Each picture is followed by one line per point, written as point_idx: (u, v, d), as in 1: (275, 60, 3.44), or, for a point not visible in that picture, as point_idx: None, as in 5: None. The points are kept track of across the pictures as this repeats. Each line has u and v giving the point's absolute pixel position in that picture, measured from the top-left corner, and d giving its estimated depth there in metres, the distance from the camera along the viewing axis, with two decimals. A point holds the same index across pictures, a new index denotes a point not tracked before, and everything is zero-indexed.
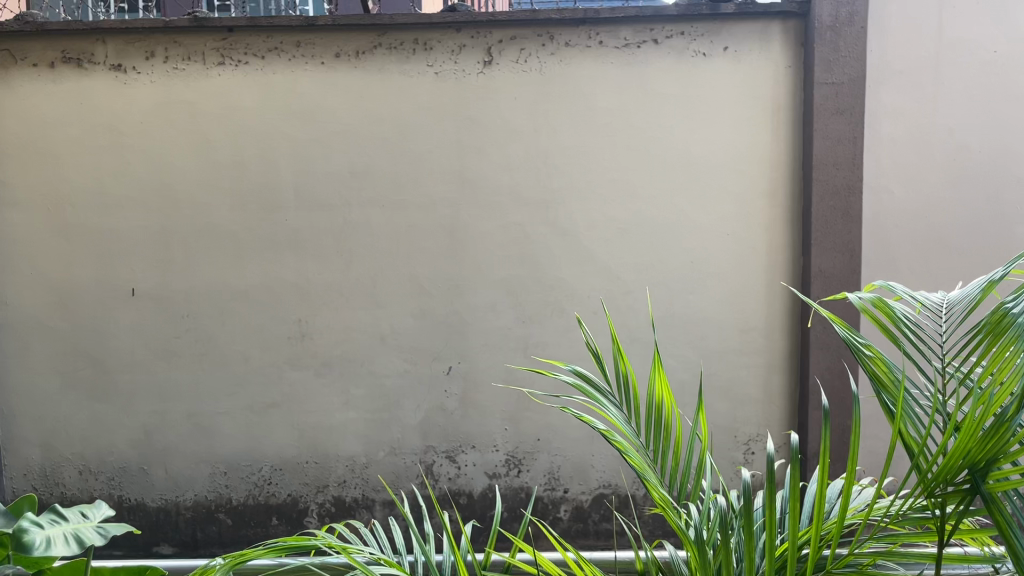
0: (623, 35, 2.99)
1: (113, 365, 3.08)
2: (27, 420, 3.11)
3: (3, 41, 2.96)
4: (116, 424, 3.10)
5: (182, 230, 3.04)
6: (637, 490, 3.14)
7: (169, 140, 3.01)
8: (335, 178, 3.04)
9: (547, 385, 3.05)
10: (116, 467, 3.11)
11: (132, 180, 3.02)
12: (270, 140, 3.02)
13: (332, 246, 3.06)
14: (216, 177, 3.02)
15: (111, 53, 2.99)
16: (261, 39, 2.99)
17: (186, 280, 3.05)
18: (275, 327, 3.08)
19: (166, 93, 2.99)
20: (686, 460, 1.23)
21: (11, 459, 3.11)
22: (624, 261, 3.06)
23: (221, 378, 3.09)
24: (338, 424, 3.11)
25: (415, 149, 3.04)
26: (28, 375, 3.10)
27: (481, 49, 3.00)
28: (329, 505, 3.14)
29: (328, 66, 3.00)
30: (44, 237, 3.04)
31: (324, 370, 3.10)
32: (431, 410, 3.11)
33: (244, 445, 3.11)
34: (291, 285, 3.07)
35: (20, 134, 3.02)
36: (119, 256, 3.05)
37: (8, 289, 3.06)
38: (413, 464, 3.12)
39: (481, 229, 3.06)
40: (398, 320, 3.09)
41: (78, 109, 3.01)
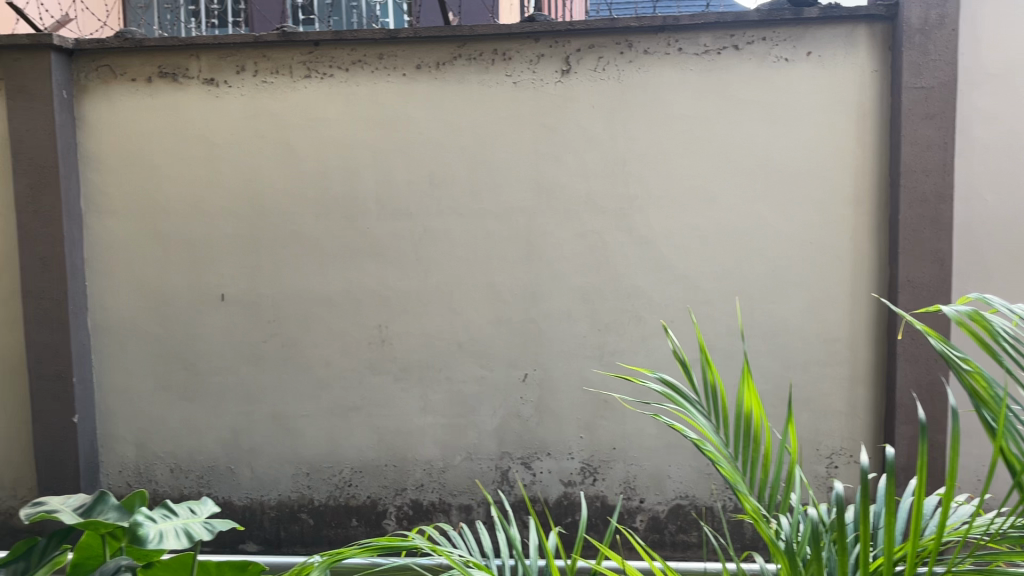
0: (703, 41, 2.97)
1: (204, 367, 3.20)
2: (122, 420, 3.24)
3: (105, 57, 3.12)
4: (205, 424, 3.21)
5: (269, 238, 3.14)
6: (716, 502, 3.09)
7: (258, 152, 3.12)
8: (415, 187, 3.10)
9: (637, 391, 3.03)
10: (205, 466, 3.22)
11: (222, 189, 3.14)
12: (353, 151, 3.10)
13: (411, 253, 3.12)
14: (301, 186, 3.12)
15: (204, 68, 3.11)
16: (346, 53, 3.08)
17: (272, 286, 3.16)
18: (357, 332, 3.16)
19: (255, 105, 3.11)
20: (776, 472, 1.21)
21: (108, 456, 3.25)
22: (703, 269, 3.03)
23: (305, 381, 3.18)
24: (416, 428, 3.17)
25: (493, 158, 3.07)
26: (122, 376, 3.22)
27: (559, 58, 3.02)
28: (407, 508, 3.19)
29: (409, 78, 3.07)
30: (140, 244, 3.17)
31: (403, 375, 3.16)
32: (507, 417, 3.14)
33: (327, 447, 3.19)
34: (372, 291, 3.14)
35: (118, 145, 3.15)
36: (210, 263, 3.16)
37: (105, 293, 3.20)
38: (489, 469, 3.16)
39: (557, 237, 3.08)
40: (476, 327, 3.13)
41: (172, 121, 3.13)
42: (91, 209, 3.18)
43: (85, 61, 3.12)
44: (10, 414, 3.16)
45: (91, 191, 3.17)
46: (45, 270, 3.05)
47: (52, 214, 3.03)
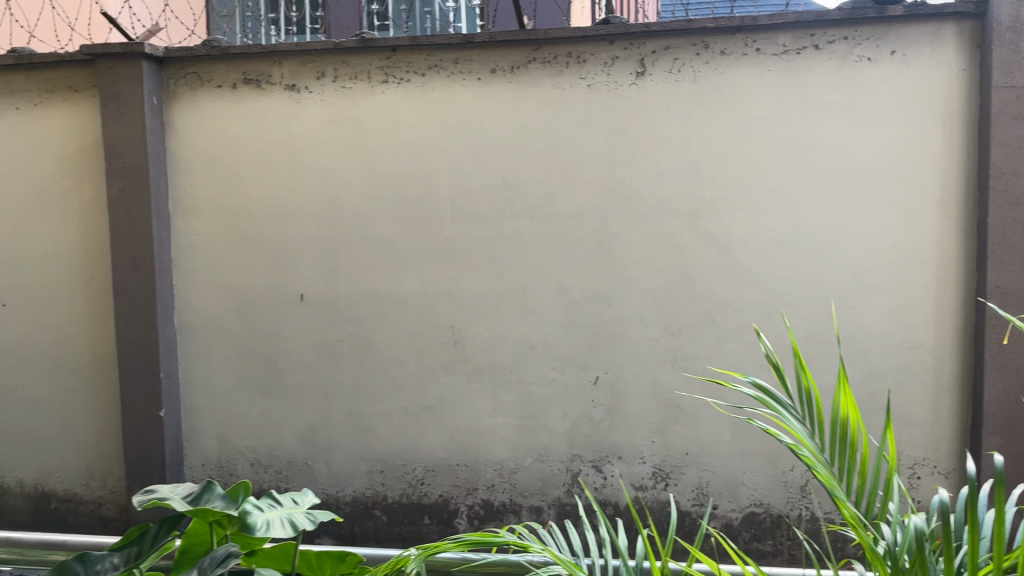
0: (782, 41, 2.92)
1: (283, 365, 3.28)
2: (205, 415, 3.35)
3: (192, 65, 3.22)
4: (283, 420, 3.30)
5: (347, 239, 3.21)
6: (793, 510, 3.03)
7: (336, 156, 3.19)
8: (488, 190, 3.13)
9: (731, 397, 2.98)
10: (284, 461, 3.31)
11: (302, 192, 3.22)
12: (428, 154, 3.15)
13: (484, 255, 3.15)
14: (378, 189, 3.18)
15: (286, 74, 3.19)
16: (422, 57, 3.12)
17: (349, 287, 3.22)
18: (431, 333, 3.20)
19: (335, 110, 3.18)
20: (873, 480, 1.18)
21: (191, 450, 3.36)
22: (780, 273, 2.99)
23: (380, 380, 3.24)
24: (488, 428, 3.19)
25: (566, 161, 3.08)
26: (205, 372, 3.33)
27: (634, 60, 3.01)
28: (478, 508, 3.21)
29: (484, 82, 3.10)
30: (224, 245, 3.27)
31: (475, 375, 3.19)
32: (579, 419, 3.14)
33: (401, 446, 3.24)
34: (446, 293, 3.18)
35: (204, 149, 3.25)
36: (290, 263, 3.24)
37: (189, 293, 3.31)
38: (560, 472, 3.16)
39: (630, 239, 3.07)
40: (548, 329, 3.14)
41: (255, 125, 3.22)
42: (178, 211, 3.29)
43: (174, 68, 3.24)
44: (101, 407, 3.30)
45: (178, 194, 3.28)
46: (135, 269, 3.17)
47: (143, 216, 3.15)
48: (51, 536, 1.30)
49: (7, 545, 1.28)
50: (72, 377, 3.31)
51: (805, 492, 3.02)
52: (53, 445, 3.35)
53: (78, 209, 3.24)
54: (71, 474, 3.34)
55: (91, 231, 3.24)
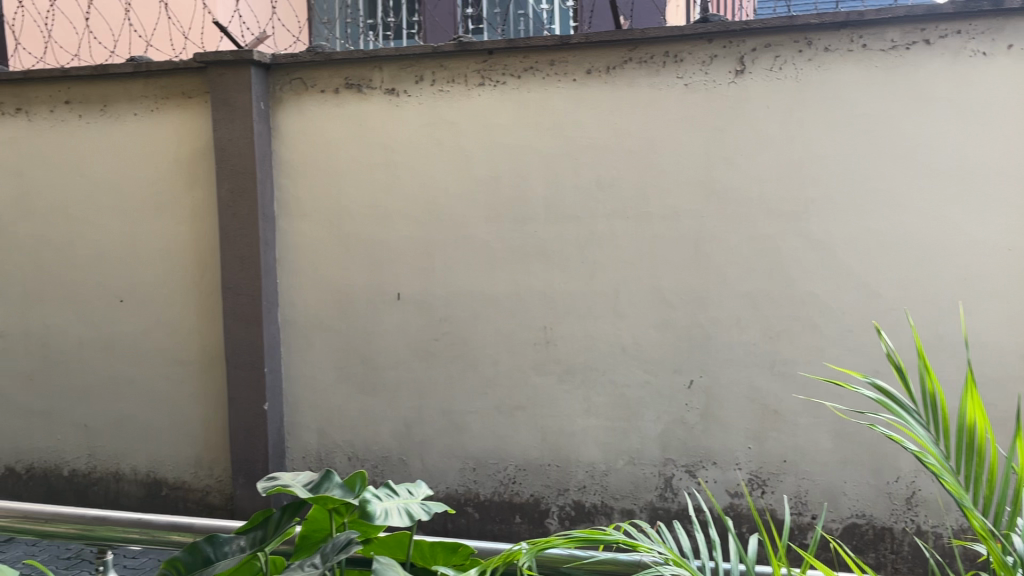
0: (890, 36, 2.82)
1: (380, 362, 3.36)
2: (305, 409, 3.46)
3: (297, 71, 3.34)
4: (380, 416, 3.38)
5: (442, 239, 3.26)
6: (897, 523, 2.93)
7: (433, 158, 3.25)
8: (583, 191, 3.13)
9: (851, 400, 2.92)
10: (379, 456, 3.39)
11: (400, 194, 3.29)
12: (523, 155, 3.17)
13: (577, 256, 3.15)
14: (473, 191, 3.22)
15: (386, 78, 3.27)
16: (518, 60, 3.14)
17: (444, 288, 3.28)
18: (523, 333, 3.22)
19: (433, 113, 3.23)
20: (1002, 491, 1.12)
21: (292, 442, 3.48)
22: (885, 277, 2.88)
23: (473, 379, 3.28)
24: (580, 430, 3.19)
25: (662, 161, 3.05)
26: (306, 368, 3.44)
27: (733, 58, 2.96)
28: (570, 509, 3.22)
29: (580, 83, 3.10)
30: (325, 245, 3.38)
31: (568, 376, 3.19)
32: (672, 423, 3.11)
33: (493, 444, 3.28)
34: (539, 293, 3.20)
35: (307, 152, 3.36)
36: (387, 263, 3.32)
37: (292, 291, 3.43)
38: (652, 475, 3.13)
39: (727, 241, 3.02)
40: (642, 331, 3.11)
41: (356, 129, 3.31)
42: (282, 212, 3.41)
43: (280, 74, 3.36)
44: (209, 399, 3.45)
45: (282, 195, 3.40)
46: (242, 268, 3.31)
47: (250, 217, 3.28)
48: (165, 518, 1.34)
49: (136, 525, 1.31)
50: (182, 369, 3.47)
51: (910, 504, 2.91)
52: (164, 435, 3.51)
53: (190, 210, 3.40)
54: (180, 462, 3.51)
55: (202, 231, 3.39)
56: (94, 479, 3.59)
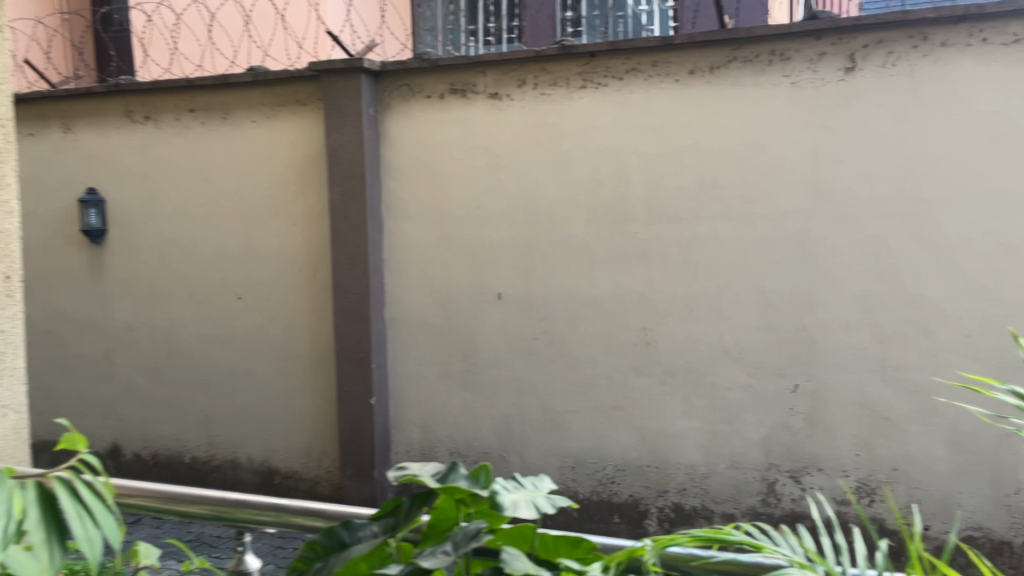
0: (1014, 29, 2.69)
1: (481, 360, 3.43)
2: (409, 405, 3.57)
3: (405, 77, 3.44)
4: (481, 413, 3.45)
5: (543, 240, 3.31)
6: (1016, 537, 2.80)
7: (535, 160, 3.29)
8: (684, 191, 3.11)
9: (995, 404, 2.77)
10: (480, 452, 3.46)
11: (502, 196, 3.35)
12: (624, 156, 3.18)
13: (679, 258, 3.14)
14: (574, 192, 3.25)
15: (489, 83, 3.32)
16: (621, 61, 3.15)
17: (545, 288, 3.32)
18: (623, 334, 3.23)
19: (534, 116, 3.27)
20: None
21: (397, 436, 3.60)
22: (1006, 280, 2.76)
23: (572, 378, 3.31)
24: (680, 431, 3.18)
25: (767, 162, 3.01)
26: (410, 365, 3.55)
27: (843, 55, 2.89)
28: (669, 511, 3.22)
29: (683, 83, 3.08)
30: (429, 246, 3.47)
31: (668, 378, 3.18)
32: (776, 427, 3.06)
33: (592, 444, 3.30)
34: (639, 294, 3.20)
35: (413, 156, 3.46)
36: (489, 263, 3.39)
37: (398, 290, 3.54)
38: (755, 480, 3.09)
39: (835, 243, 2.95)
40: (744, 333, 3.08)
41: (460, 133, 3.39)
42: (389, 214, 3.53)
43: (389, 81, 3.47)
44: (319, 393, 3.60)
45: (389, 198, 3.52)
46: (352, 268, 3.45)
47: (359, 219, 3.41)
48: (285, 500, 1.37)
49: (270, 508, 1.35)
50: (294, 364, 3.64)
51: None
52: (276, 426, 3.69)
53: (303, 212, 3.56)
54: (292, 453, 3.67)
55: (314, 232, 3.55)
56: (212, 466, 3.80)
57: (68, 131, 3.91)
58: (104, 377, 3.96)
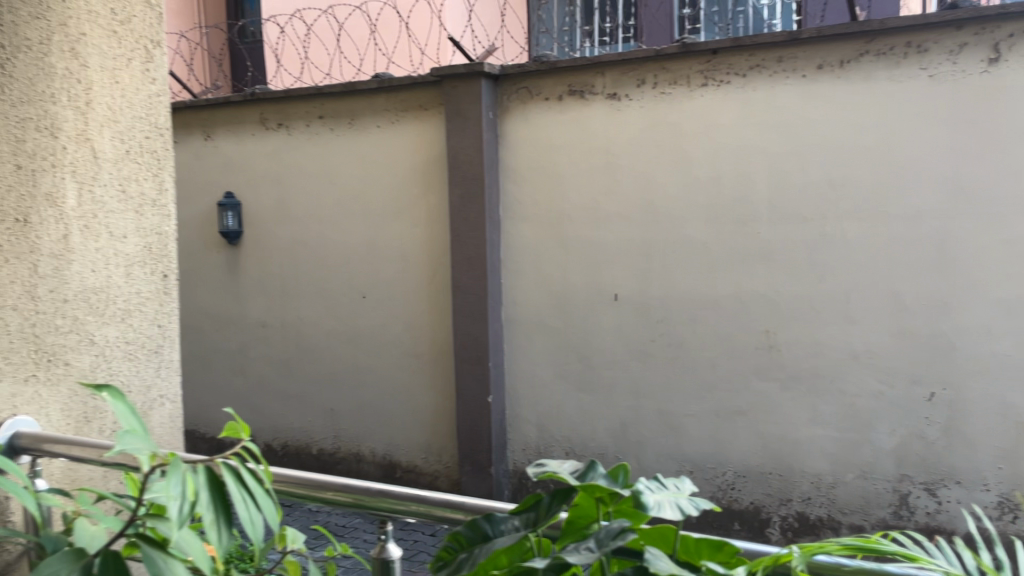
0: None
1: (597, 361, 3.43)
2: (525, 404, 3.60)
3: (524, 80, 3.47)
4: (597, 414, 3.45)
5: (661, 241, 3.27)
6: None
7: (654, 160, 3.26)
8: (811, 190, 3.01)
9: None
10: (596, 453, 3.46)
11: (619, 196, 3.33)
12: (748, 154, 3.10)
13: (804, 259, 3.04)
14: (695, 192, 3.20)
15: (608, 83, 3.32)
16: (744, 58, 3.08)
17: (663, 290, 3.28)
18: (745, 337, 3.16)
19: (654, 115, 3.24)
20: None
21: (513, 435, 3.64)
22: None
23: (692, 381, 3.26)
24: (805, 438, 3.08)
25: (901, 159, 2.88)
26: (526, 365, 3.58)
27: (987, 45, 2.73)
28: (793, 520, 3.13)
29: (810, 79, 2.99)
30: (547, 246, 3.49)
31: (792, 383, 3.09)
32: (909, 436, 2.92)
33: (711, 449, 3.24)
34: (762, 296, 3.12)
35: (531, 157, 3.49)
36: (606, 264, 3.38)
37: (515, 290, 3.58)
38: (885, 491, 2.96)
39: (976, 243, 2.80)
40: (875, 338, 2.95)
41: (577, 133, 3.39)
42: (507, 215, 3.57)
43: (508, 84, 3.51)
44: (439, 390, 3.69)
45: (507, 199, 3.57)
46: (471, 268, 3.51)
47: (479, 220, 3.48)
48: (426, 491, 1.31)
49: (412, 498, 1.30)
50: (415, 361, 3.74)
51: None
52: (398, 422, 3.80)
53: (425, 214, 3.66)
54: (412, 448, 3.78)
55: (435, 233, 3.63)
56: (338, 458, 3.96)
57: (208, 138, 4.15)
58: (239, 371, 4.18)
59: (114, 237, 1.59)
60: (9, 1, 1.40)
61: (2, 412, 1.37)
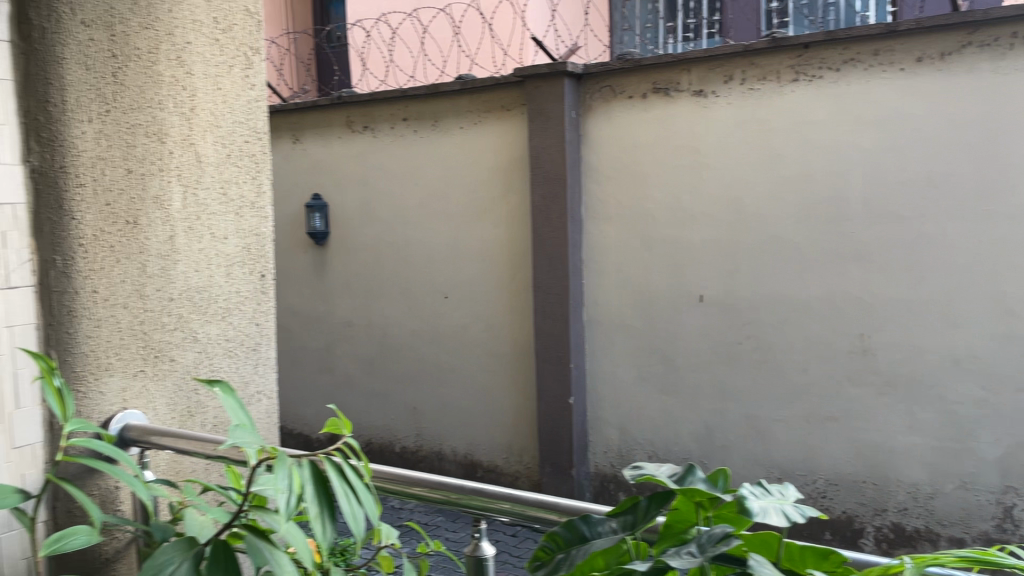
0: None
1: (681, 364, 3.38)
2: (608, 406, 3.58)
3: (607, 79, 3.45)
4: (682, 418, 3.40)
5: (749, 242, 3.21)
6: None
7: (741, 158, 3.19)
8: (909, 188, 2.90)
9: None
10: (680, 457, 3.41)
11: (705, 196, 3.28)
12: (840, 152, 3.01)
13: (901, 259, 2.93)
14: (784, 191, 3.12)
15: (694, 80, 3.26)
16: (838, 52, 2.99)
17: (751, 291, 3.21)
18: (837, 340, 3.06)
19: (742, 112, 3.18)
20: None
21: (595, 438, 3.62)
22: None
23: (781, 386, 3.18)
24: (901, 446, 2.97)
25: (1008, 155, 2.74)
26: (609, 366, 3.56)
27: None
28: (888, 531, 3.03)
29: (908, 72, 2.88)
30: (630, 247, 3.47)
31: (887, 388, 2.98)
32: (1014, 447, 2.78)
33: (801, 455, 3.16)
34: (856, 298, 3.02)
35: (615, 157, 3.47)
36: (691, 265, 3.33)
37: (598, 291, 3.56)
38: (989, 504, 2.83)
39: None
40: (978, 343, 2.82)
41: (662, 132, 3.35)
42: (590, 215, 3.56)
43: (591, 83, 3.49)
44: (520, 390, 3.70)
45: (590, 199, 3.55)
46: (553, 269, 3.51)
47: (561, 220, 3.47)
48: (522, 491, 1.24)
49: (507, 498, 1.23)
50: (497, 361, 3.76)
51: None
52: (480, 421, 3.83)
53: (507, 214, 3.67)
54: (494, 448, 3.80)
55: (518, 233, 3.64)
56: (421, 456, 4.02)
57: (296, 141, 4.27)
58: (325, 369, 4.28)
59: (216, 237, 1.59)
60: (121, 12, 1.39)
61: (113, 406, 1.39)
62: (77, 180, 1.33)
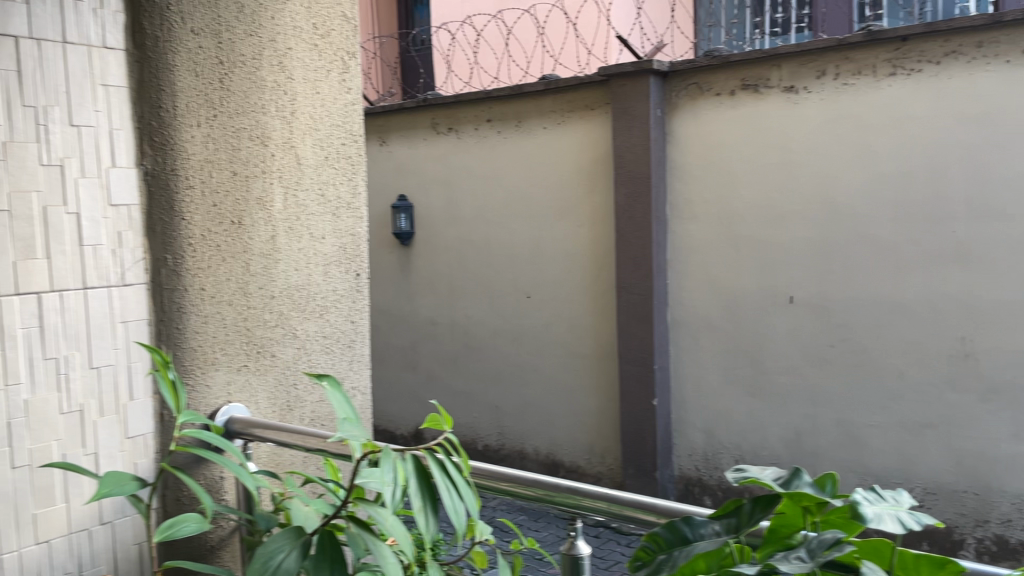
0: None
1: (770, 366, 3.31)
2: (693, 408, 3.53)
3: (694, 76, 3.41)
4: (770, 421, 3.33)
5: (842, 242, 3.11)
6: None
7: (835, 156, 3.10)
8: (1015, 185, 2.76)
9: None
10: (767, 461, 3.34)
11: (796, 194, 3.20)
12: (941, 148, 2.89)
13: (1007, 260, 2.80)
14: (880, 188, 3.02)
15: (785, 76, 3.19)
16: (938, 44, 2.87)
17: (844, 292, 3.12)
18: (937, 344, 2.95)
19: (836, 108, 3.09)
20: None
21: (680, 440, 3.58)
22: None
23: (875, 390, 3.08)
24: (1005, 456, 2.83)
25: None
26: (695, 368, 3.51)
27: None
28: (990, 543, 2.90)
29: (1015, 64, 2.74)
30: (717, 247, 3.41)
31: (991, 395, 2.84)
32: None
33: (896, 462, 3.06)
34: (957, 300, 2.90)
35: (702, 155, 3.42)
36: (781, 265, 3.25)
37: (684, 291, 3.52)
38: None
39: None
40: None
41: (751, 130, 3.29)
42: (676, 214, 3.51)
43: (677, 81, 3.45)
44: (603, 390, 3.68)
45: (676, 198, 3.51)
46: (637, 269, 3.48)
47: (645, 220, 3.44)
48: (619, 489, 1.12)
49: (602, 497, 1.12)
50: (580, 361, 3.75)
51: None
52: (563, 421, 3.82)
53: (591, 214, 3.66)
54: (577, 448, 3.80)
55: (602, 233, 3.63)
56: (504, 455, 4.04)
57: (383, 143, 4.35)
58: (410, 367, 4.36)
59: (315, 237, 1.54)
60: (228, 19, 1.36)
61: (218, 398, 1.37)
62: (187, 182, 1.31)
